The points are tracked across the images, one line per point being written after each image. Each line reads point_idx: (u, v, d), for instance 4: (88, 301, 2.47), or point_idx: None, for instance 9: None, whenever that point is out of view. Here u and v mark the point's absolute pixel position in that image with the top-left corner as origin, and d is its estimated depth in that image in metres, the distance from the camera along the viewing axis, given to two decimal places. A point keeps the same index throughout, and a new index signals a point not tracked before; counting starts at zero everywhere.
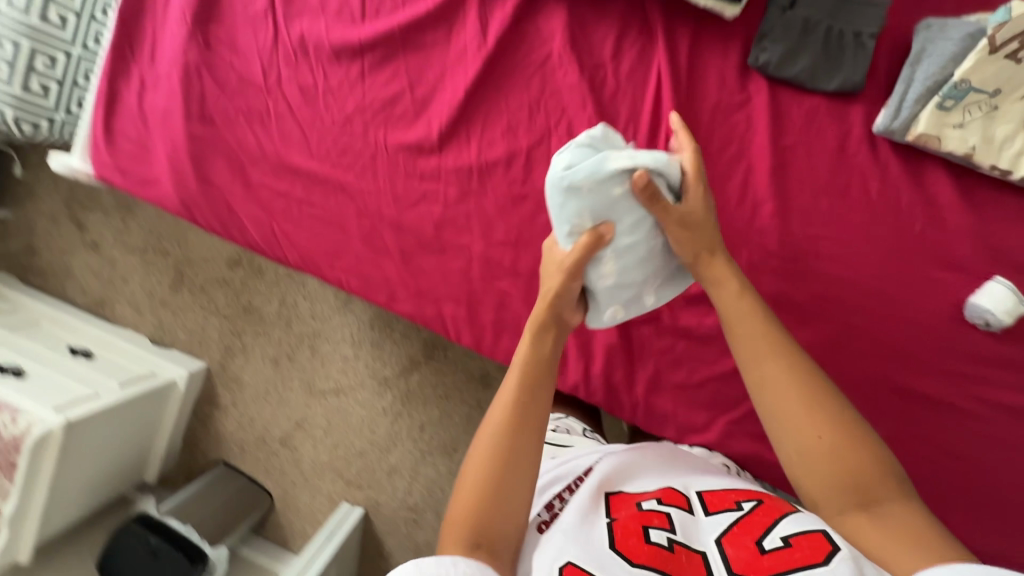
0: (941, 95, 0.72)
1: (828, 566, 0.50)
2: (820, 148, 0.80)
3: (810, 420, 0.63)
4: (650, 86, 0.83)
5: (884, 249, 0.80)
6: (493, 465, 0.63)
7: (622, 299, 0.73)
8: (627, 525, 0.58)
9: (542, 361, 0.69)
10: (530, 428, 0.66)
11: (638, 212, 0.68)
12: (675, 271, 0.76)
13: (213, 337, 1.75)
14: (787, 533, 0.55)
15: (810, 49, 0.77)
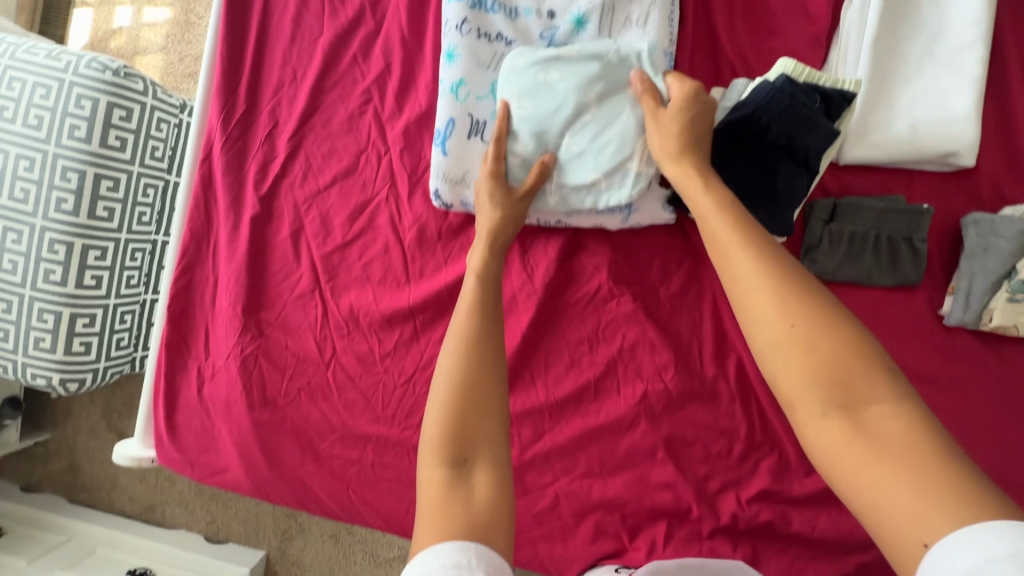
0: (1009, 288, 0.72)
1: None
2: (894, 339, 0.79)
3: (781, 309, 0.54)
4: (707, 306, 0.85)
5: (990, 428, 0.77)
6: (458, 403, 0.61)
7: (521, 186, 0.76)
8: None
9: (494, 286, 0.71)
10: (485, 348, 0.66)
11: (549, 95, 0.74)
12: (614, 176, 0.73)
13: (268, 522, 1.62)
14: None
15: (861, 256, 0.78)
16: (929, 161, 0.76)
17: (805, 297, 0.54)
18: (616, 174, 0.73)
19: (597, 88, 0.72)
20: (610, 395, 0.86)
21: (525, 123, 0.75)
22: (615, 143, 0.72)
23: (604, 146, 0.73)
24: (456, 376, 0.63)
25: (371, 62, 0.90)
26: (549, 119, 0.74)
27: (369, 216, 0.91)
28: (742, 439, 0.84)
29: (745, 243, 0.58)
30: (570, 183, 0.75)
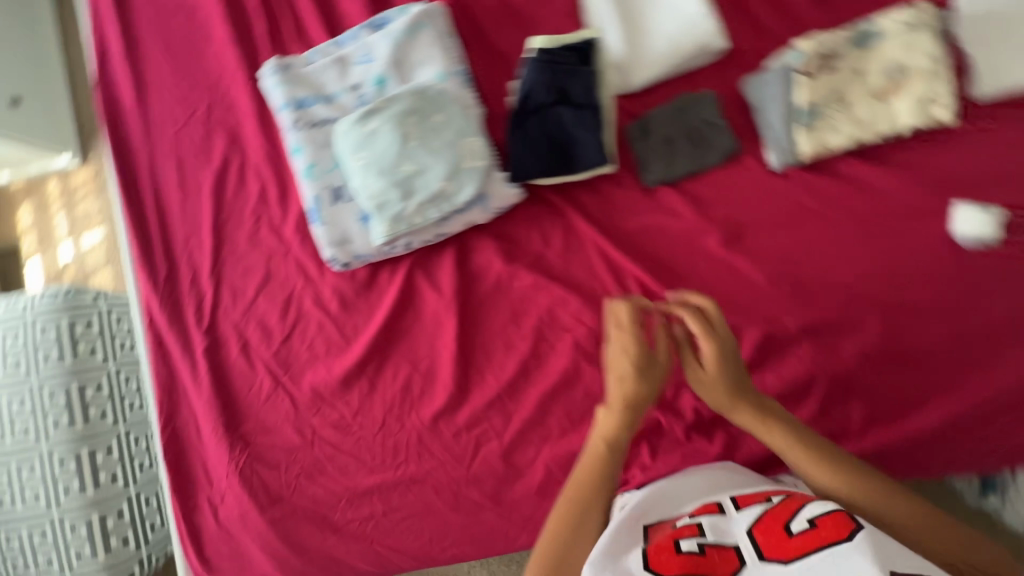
0: (801, 120, 0.84)
1: (850, 540, 0.56)
2: (744, 204, 0.91)
3: (777, 435, 0.72)
4: (591, 248, 0.95)
5: (851, 237, 0.88)
6: (575, 530, 0.69)
7: (387, 216, 0.86)
8: (661, 543, 0.63)
9: (606, 447, 0.74)
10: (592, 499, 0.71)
11: (377, 140, 0.85)
12: (457, 180, 0.85)
13: None
14: (812, 515, 0.61)
15: (681, 150, 0.91)
16: (694, 58, 0.90)
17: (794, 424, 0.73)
18: (457, 176, 0.85)
19: (412, 120, 0.85)
20: (549, 358, 0.95)
21: (368, 169, 0.86)
22: (447, 150, 0.85)
23: (438, 159, 0.85)
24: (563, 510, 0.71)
25: (249, 188, 1.06)
26: (385, 157, 0.85)
27: (297, 305, 1.04)
28: None
29: (768, 415, 0.74)
30: (425, 198, 0.85)
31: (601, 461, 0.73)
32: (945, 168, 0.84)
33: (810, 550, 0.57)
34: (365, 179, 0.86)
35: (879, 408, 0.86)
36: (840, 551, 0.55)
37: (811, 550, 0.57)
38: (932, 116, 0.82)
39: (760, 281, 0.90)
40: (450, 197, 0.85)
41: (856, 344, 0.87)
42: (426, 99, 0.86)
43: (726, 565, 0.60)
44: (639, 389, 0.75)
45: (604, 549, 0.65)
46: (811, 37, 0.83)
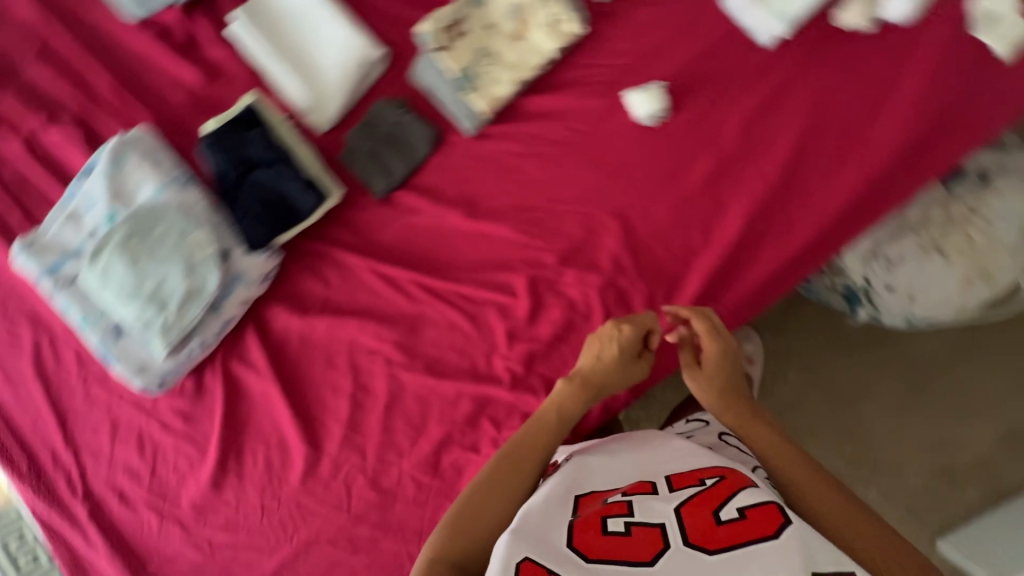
0: (462, 86, 0.92)
1: (777, 538, 0.59)
2: (468, 175, 0.97)
3: (758, 433, 0.78)
4: (361, 271, 1.01)
5: (559, 162, 0.95)
6: (508, 485, 0.77)
7: (156, 332, 0.92)
8: (588, 519, 0.67)
9: (559, 424, 0.82)
10: (531, 456, 0.80)
11: (115, 270, 0.91)
12: (198, 271, 0.91)
13: None
14: (742, 505, 0.64)
15: (389, 154, 0.97)
16: (363, 74, 0.97)
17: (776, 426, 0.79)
18: (198, 268, 0.91)
19: (138, 240, 0.91)
20: (372, 381, 1.01)
21: (121, 298, 0.92)
22: (177, 251, 0.91)
23: (173, 262, 0.91)
24: (499, 467, 0.79)
25: (65, 356, 1.12)
26: (129, 282, 0.91)
27: (150, 438, 1.09)
28: (465, 321, 0.98)
29: (754, 413, 0.80)
30: (180, 299, 0.91)
31: (547, 429, 0.81)
32: (601, 72, 0.93)
33: (736, 542, 0.61)
34: (124, 308, 0.92)
35: (652, 296, 0.92)
36: (764, 547, 0.59)
37: (738, 542, 0.60)
38: (565, 33, 0.90)
39: (509, 234, 0.96)
40: (200, 289, 0.91)
41: (607, 249, 0.93)
42: (145, 217, 0.93)
43: (649, 542, 0.63)
44: (614, 373, 0.84)
45: (532, 521, 0.68)
46: (429, 19, 0.90)
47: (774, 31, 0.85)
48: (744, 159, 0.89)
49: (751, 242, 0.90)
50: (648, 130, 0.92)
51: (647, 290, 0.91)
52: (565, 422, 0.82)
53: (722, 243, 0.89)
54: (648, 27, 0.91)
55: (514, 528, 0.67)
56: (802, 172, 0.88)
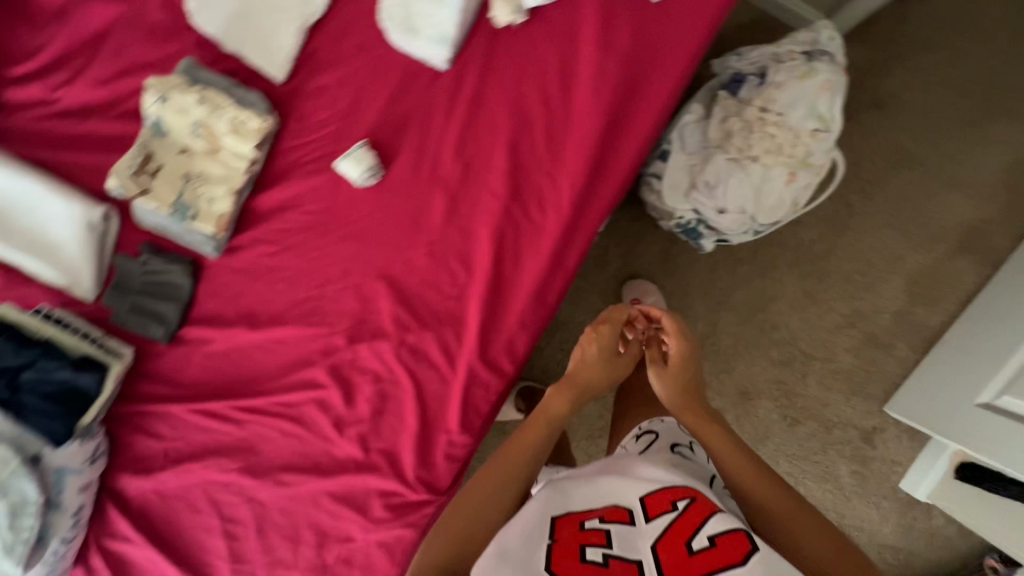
0: (184, 216, 0.89)
1: (745, 566, 0.54)
2: (237, 291, 0.97)
3: (715, 432, 0.81)
4: (182, 413, 1.01)
5: (311, 245, 0.94)
6: (497, 492, 0.71)
7: None
8: (567, 546, 0.60)
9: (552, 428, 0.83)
10: (516, 467, 0.75)
11: None
12: None
13: None
14: (713, 532, 0.59)
15: (156, 301, 0.96)
16: (102, 235, 0.96)
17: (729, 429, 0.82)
18: None
19: None
20: (235, 510, 1.01)
21: None
22: None
23: None
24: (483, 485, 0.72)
25: None
26: None
27: None
28: (293, 425, 0.98)
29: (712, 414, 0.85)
30: None
31: (534, 435, 0.80)
32: (311, 147, 0.91)
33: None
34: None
35: (442, 340, 0.91)
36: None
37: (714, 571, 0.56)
38: (252, 127, 0.87)
39: (296, 331, 0.96)
40: None
41: (386, 313, 0.93)
42: None
43: None
44: (596, 370, 0.94)
45: (513, 546, 0.59)
46: (113, 172, 0.87)
47: (439, 55, 0.83)
48: (471, 180, 0.88)
49: (510, 255, 0.88)
50: (374, 187, 0.90)
51: (436, 336, 0.91)
52: (554, 423, 0.85)
53: (484, 266, 0.89)
54: (332, 90, 0.89)
55: (490, 556, 0.58)
56: (527, 171, 0.86)
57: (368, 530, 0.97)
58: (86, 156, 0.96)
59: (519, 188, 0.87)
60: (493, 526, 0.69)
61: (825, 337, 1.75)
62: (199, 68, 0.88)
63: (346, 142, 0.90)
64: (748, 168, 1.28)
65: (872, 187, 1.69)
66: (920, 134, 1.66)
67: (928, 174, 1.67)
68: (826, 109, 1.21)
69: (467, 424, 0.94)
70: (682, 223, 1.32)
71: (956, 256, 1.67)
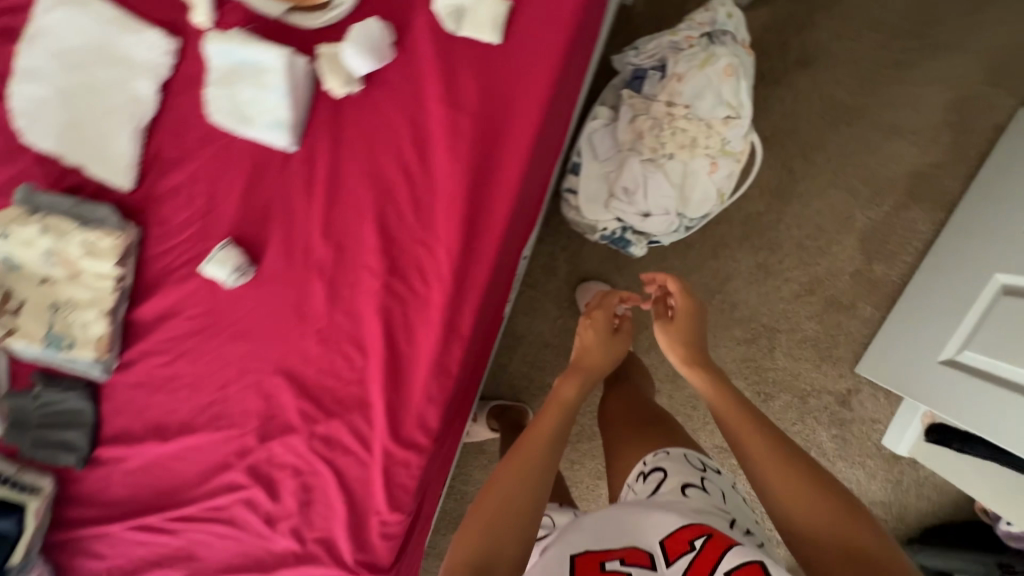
0: (62, 347, 0.86)
1: None
2: (141, 405, 0.93)
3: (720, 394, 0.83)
4: (113, 531, 0.99)
5: (203, 348, 0.90)
6: (522, 487, 0.79)
7: None
8: None
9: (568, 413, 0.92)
10: (537, 463, 0.82)
11: None
12: None
13: None
14: (729, 568, 0.63)
15: (59, 431, 0.92)
16: None
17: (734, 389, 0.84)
18: None
19: None
20: None
21: None
22: None
23: None
24: (509, 476, 0.80)
25: None
26: None
27: None
28: (226, 528, 0.95)
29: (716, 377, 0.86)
30: None
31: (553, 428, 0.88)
32: (179, 250, 0.86)
33: None
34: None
35: (354, 425, 0.88)
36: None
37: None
38: (105, 244, 0.82)
39: (208, 436, 0.93)
40: None
41: (292, 406, 0.89)
42: None
43: None
44: (598, 352, 1.04)
45: None
46: None
47: (282, 141, 0.76)
48: (348, 262, 0.83)
49: (403, 332, 0.84)
50: (250, 283, 0.85)
51: (346, 423, 0.88)
52: (567, 405, 0.94)
53: (378, 345, 0.85)
54: (186, 188, 0.84)
55: None
56: (403, 244, 0.81)
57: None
58: None
59: (398, 262, 0.82)
60: (518, 514, 0.76)
61: (786, 309, 1.70)
62: (40, 193, 0.83)
63: (213, 240, 0.85)
64: (665, 167, 1.20)
65: (811, 151, 1.63)
66: (849, 87, 1.60)
67: (865, 128, 1.61)
68: (732, 95, 1.13)
69: (395, 503, 0.90)
70: (608, 234, 1.27)
71: (907, 206, 1.62)
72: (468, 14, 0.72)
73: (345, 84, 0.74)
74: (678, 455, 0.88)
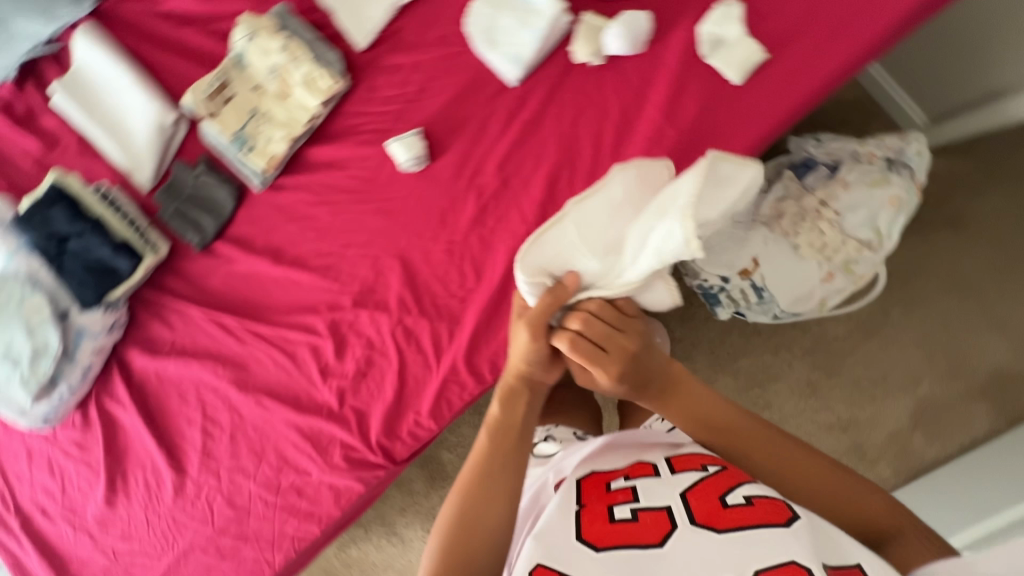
0: (241, 147, 0.97)
1: (787, 527, 0.62)
2: (273, 226, 1.05)
3: (689, 421, 0.75)
4: (201, 319, 1.11)
5: (350, 207, 1.00)
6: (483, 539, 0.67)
7: (15, 382, 1.08)
8: (595, 510, 0.69)
9: (506, 457, 0.71)
10: (495, 486, 0.69)
11: None
12: (34, 330, 1.05)
13: None
14: (748, 493, 0.67)
15: (199, 215, 1.05)
16: (170, 135, 1.05)
17: (712, 408, 0.75)
18: (33, 329, 1.05)
19: None
20: (216, 413, 1.13)
21: None
22: (17, 318, 1.04)
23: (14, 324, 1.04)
24: (461, 514, 0.67)
25: None
26: None
27: (59, 468, 1.28)
28: (285, 358, 1.07)
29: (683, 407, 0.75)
30: (27, 358, 1.06)
31: (494, 449, 0.71)
32: (373, 120, 0.95)
33: (742, 524, 0.63)
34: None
35: (438, 332, 0.97)
36: (772, 533, 0.61)
37: (744, 525, 0.62)
38: (323, 88, 0.93)
39: (310, 279, 1.03)
40: (38, 346, 1.05)
41: (394, 291, 0.99)
42: None
43: (660, 525, 0.65)
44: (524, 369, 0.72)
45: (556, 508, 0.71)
46: (191, 89, 0.95)
47: (512, 73, 0.86)
48: (506, 196, 0.91)
49: None
50: (416, 174, 0.95)
51: (431, 326, 0.97)
52: (512, 426, 0.72)
53: (493, 280, 0.93)
54: (407, 72, 0.93)
55: (537, 535, 0.66)
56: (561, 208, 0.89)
57: (323, 469, 1.07)
58: (191, 70, 1.05)
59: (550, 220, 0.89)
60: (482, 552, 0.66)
61: (816, 433, 1.67)
62: (291, 16, 0.94)
63: (405, 127, 0.93)
64: (572, 233, 0.76)
65: (915, 306, 1.64)
66: (978, 266, 1.63)
67: (972, 310, 1.63)
68: (885, 224, 1.18)
69: (431, 412, 1.00)
70: (706, 286, 1.32)
71: (974, 400, 1.61)
72: (724, 47, 0.80)
73: (592, 55, 0.83)
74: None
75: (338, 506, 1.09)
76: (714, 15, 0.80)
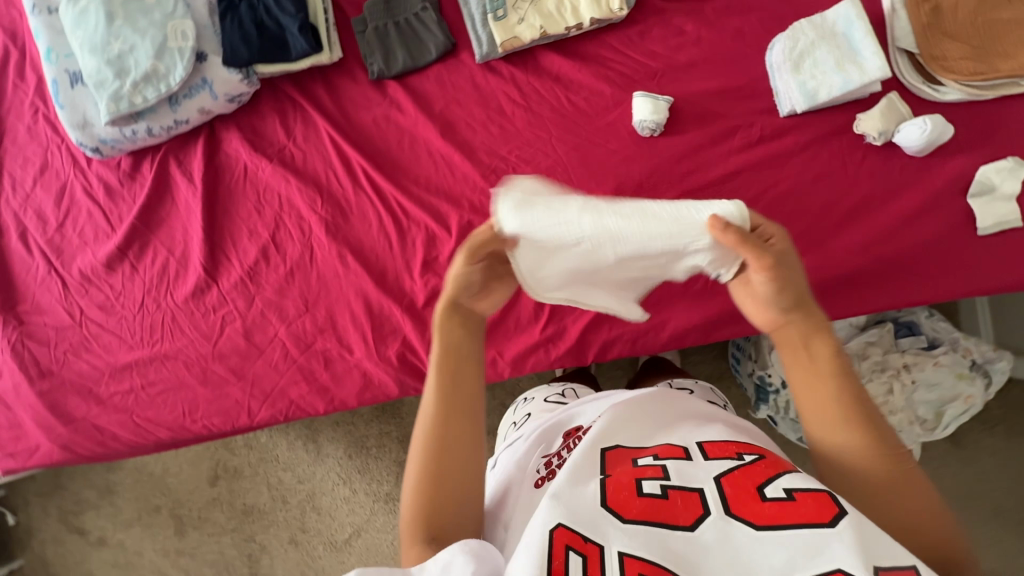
0: (491, 11, 0.94)
1: (835, 528, 0.43)
2: (462, 101, 0.97)
3: (779, 332, 0.55)
4: (328, 145, 1.01)
5: (552, 128, 0.93)
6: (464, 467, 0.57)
7: (107, 92, 0.96)
8: (620, 479, 0.51)
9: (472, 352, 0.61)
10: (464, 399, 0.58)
11: (104, 25, 0.95)
12: (161, 51, 0.95)
13: (148, 535, 1.52)
14: (790, 485, 0.48)
15: (397, 44, 0.98)
16: None
17: (806, 331, 0.54)
18: (162, 52, 0.95)
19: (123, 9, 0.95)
20: (286, 241, 1.02)
21: (87, 53, 0.96)
22: (154, 31, 0.94)
23: (148, 35, 0.95)
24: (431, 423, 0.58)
25: (28, 84, 1.13)
26: (105, 42, 0.95)
27: (68, 196, 1.11)
28: (393, 229, 0.98)
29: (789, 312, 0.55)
30: (138, 74, 0.95)
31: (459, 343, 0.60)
32: (627, 67, 0.91)
33: (782, 525, 0.45)
34: (85, 59, 0.96)
35: None
36: (819, 534, 0.43)
37: (783, 524, 0.45)
38: (607, 8, 0.90)
39: (469, 171, 0.96)
40: (155, 67, 0.95)
41: None
42: None
43: (690, 514, 0.48)
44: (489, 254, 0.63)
45: (564, 480, 0.52)
46: None
47: (794, 103, 0.85)
48: None
49: (678, 287, 0.90)
50: (639, 139, 0.90)
51: None
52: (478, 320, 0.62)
53: None
54: (685, 45, 0.90)
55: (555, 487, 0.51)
56: None
57: (368, 355, 0.99)
58: None
59: None
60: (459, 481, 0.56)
61: None
62: None
63: (656, 91, 0.90)
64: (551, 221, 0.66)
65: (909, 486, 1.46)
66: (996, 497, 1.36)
67: None
68: (948, 412, 1.25)
69: (512, 362, 0.93)
70: None
71: None
72: (990, 194, 0.81)
73: (879, 132, 0.82)
74: (706, 388, 0.86)
75: (358, 398, 1.01)
76: (1001, 164, 0.81)
